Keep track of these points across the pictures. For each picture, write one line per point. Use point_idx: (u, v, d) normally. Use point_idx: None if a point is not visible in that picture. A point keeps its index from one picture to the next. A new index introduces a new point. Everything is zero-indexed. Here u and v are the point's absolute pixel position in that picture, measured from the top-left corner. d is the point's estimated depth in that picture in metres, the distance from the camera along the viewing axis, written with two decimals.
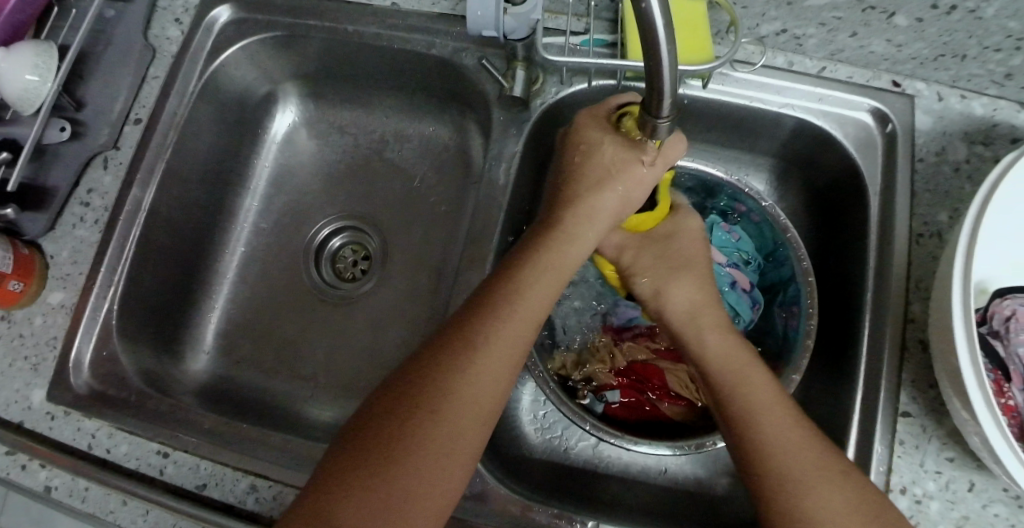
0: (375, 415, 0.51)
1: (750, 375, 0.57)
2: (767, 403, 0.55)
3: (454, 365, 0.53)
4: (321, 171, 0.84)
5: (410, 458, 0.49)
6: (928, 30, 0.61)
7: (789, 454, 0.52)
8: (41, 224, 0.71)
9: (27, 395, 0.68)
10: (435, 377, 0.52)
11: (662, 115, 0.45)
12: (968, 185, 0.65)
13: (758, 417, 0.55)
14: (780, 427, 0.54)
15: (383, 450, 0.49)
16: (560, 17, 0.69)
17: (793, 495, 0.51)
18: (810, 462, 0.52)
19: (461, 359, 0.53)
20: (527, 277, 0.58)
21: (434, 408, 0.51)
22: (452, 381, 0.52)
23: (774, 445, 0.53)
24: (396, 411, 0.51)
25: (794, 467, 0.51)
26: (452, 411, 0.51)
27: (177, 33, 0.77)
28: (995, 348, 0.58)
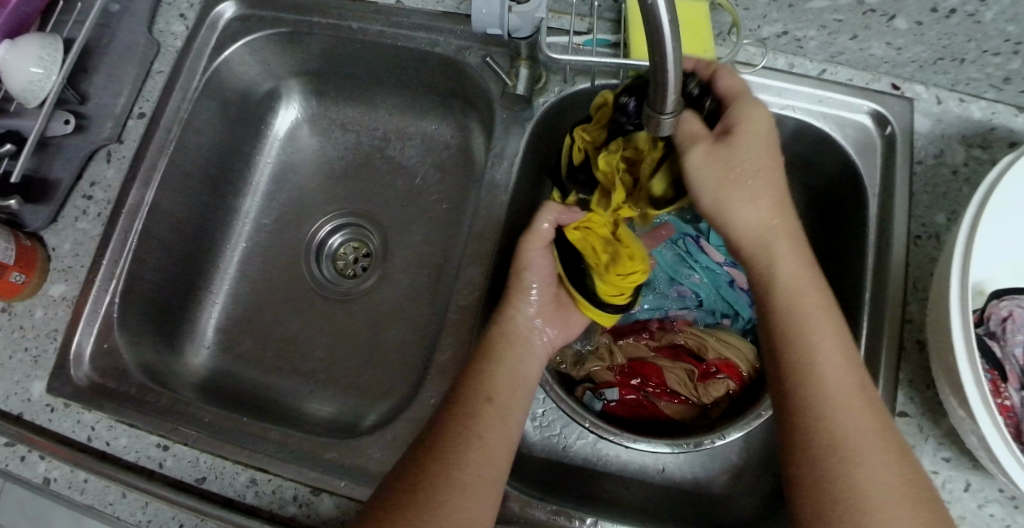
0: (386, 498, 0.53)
1: (846, 370, 0.54)
2: (848, 395, 0.53)
3: (449, 444, 0.56)
4: (323, 168, 0.84)
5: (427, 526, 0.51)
6: (927, 33, 0.62)
7: (859, 450, 0.51)
8: (44, 217, 0.71)
9: (27, 387, 0.68)
10: (430, 461, 0.55)
11: (666, 111, 0.46)
12: (966, 187, 0.66)
13: (838, 408, 0.53)
14: (860, 422, 0.52)
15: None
16: (563, 17, 0.70)
17: (853, 490, 0.50)
18: (875, 467, 0.51)
19: (451, 440, 0.56)
20: (493, 363, 0.61)
21: (433, 487, 0.53)
22: (453, 458, 0.55)
23: (850, 442, 0.52)
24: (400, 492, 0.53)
25: (860, 465, 0.51)
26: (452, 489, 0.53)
27: (182, 28, 0.77)
28: (993, 348, 0.58)
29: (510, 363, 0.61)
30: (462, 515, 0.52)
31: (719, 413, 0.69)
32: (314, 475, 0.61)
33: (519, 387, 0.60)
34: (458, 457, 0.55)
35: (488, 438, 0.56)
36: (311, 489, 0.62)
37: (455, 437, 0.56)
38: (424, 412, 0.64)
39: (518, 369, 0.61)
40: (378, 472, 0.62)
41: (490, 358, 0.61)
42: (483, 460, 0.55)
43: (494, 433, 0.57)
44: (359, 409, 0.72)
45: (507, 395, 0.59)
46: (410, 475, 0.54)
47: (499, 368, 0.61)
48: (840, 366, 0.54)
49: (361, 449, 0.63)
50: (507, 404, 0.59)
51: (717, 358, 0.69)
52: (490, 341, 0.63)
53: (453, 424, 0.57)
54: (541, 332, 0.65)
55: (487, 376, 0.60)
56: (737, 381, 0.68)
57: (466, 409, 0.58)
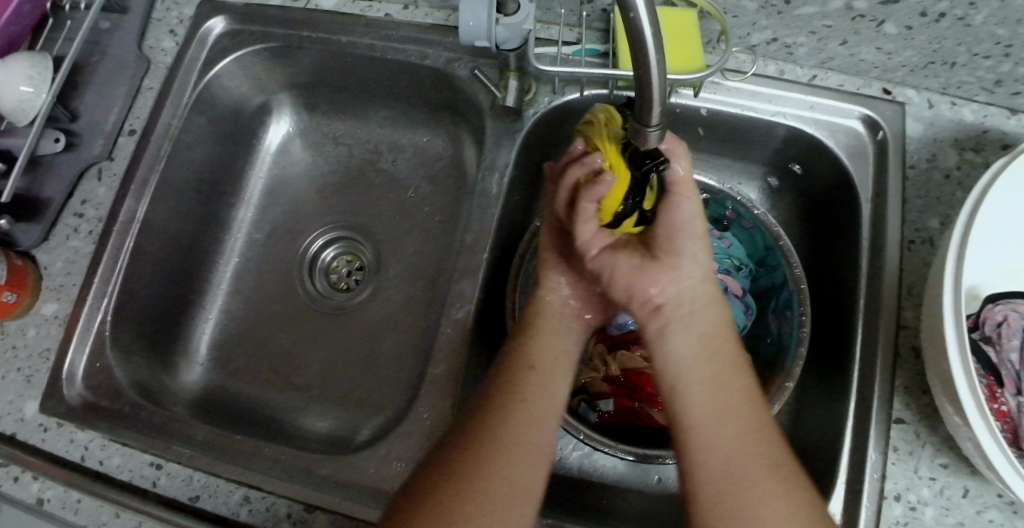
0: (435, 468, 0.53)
1: (727, 369, 0.54)
2: (713, 401, 0.52)
3: (497, 413, 0.56)
4: (316, 181, 0.84)
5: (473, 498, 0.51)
6: (917, 38, 0.62)
7: (720, 448, 0.50)
8: (35, 235, 0.71)
9: (20, 407, 0.67)
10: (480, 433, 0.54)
11: (652, 124, 0.46)
12: (959, 191, 0.65)
13: (705, 414, 0.52)
14: (720, 423, 0.51)
15: (440, 500, 0.51)
16: (552, 27, 0.69)
17: (720, 486, 0.49)
18: (741, 459, 0.50)
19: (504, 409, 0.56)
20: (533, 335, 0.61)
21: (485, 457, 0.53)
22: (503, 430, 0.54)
23: (717, 451, 0.50)
24: (448, 463, 0.53)
25: (736, 466, 0.50)
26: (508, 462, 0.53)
27: (172, 45, 0.77)
28: (989, 353, 0.58)
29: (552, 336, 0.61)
30: (511, 480, 0.53)
31: None
32: (309, 492, 0.61)
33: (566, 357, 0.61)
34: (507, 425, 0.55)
35: (540, 407, 0.57)
36: (305, 506, 0.61)
37: (507, 405, 0.56)
38: (418, 427, 0.63)
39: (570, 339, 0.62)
40: (372, 487, 0.61)
41: (535, 329, 0.61)
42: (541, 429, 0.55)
43: (542, 403, 0.57)
44: (353, 423, 0.72)
45: (550, 361, 0.59)
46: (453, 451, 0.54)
47: (541, 340, 0.61)
48: (721, 366, 0.54)
49: (354, 465, 0.62)
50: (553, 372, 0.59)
51: None
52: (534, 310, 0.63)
53: (502, 394, 0.57)
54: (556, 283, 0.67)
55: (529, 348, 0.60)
56: None
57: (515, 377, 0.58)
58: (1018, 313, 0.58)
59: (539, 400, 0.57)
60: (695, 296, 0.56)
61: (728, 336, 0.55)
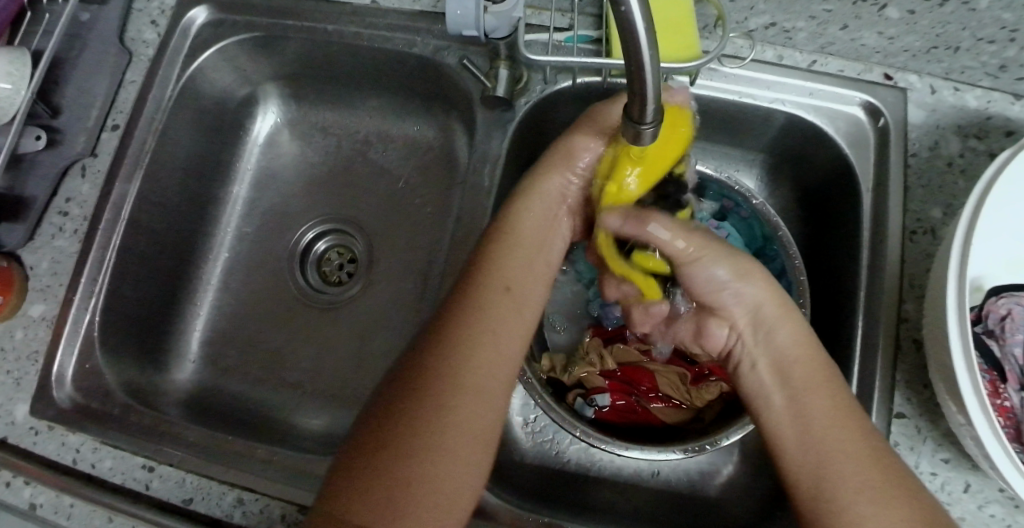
0: (388, 420, 0.49)
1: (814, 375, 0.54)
2: (824, 406, 0.52)
3: (452, 356, 0.52)
4: (305, 174, 0.82)
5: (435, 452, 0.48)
6: (920, 22, 0.60)
7: (844, 447, 0.50)
8: (19, 235, 0.70)
9: (10, 410, 0.67)
10: (434, 378, 0.51)
11: (646, 121, 0.44)
12: (962, 179, 0.64)
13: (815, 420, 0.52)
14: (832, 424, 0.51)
15: (398, 439, 0.48)
16: (543, 13, 0.67)
17: (839, 482, 0.49)
18: (852, 457, 0.50)
19: (462, 350, 0.52)
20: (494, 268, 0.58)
21: (445, 404, 0.50)
22: (459, 375, 0.51)
23: (831, 454, 0.50)
24: (404, 414, 0.49)
25: (832, 454, 0.50)
26: (461, 410, 0.50)
27: (154, 36, 0.75)
28: (991, 347, 0.57)
29: (513, 273, 0.58)
30: (479, 413, 0.51)
31: (712, 416, 0.68)
32: (303, 493, 0.61)
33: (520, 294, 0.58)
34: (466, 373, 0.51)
35: (495, 350, 0.54)
36: (299, 507, 0.61)
37: (457, 348, 0.52)
38: None
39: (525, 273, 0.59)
40: None
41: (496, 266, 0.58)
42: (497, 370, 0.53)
43: (500, 342, 0.54)
44: (348, 421, 0.71)
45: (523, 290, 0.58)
46: (407, 399, 0.50)
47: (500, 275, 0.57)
48: (804, 371, 0.54)
49: None
50: (516, 312, 0.57)
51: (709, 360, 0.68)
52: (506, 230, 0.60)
53: (449, 334, 0.53)
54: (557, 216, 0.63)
55: (492, 286, 0.57)
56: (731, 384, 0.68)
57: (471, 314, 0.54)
58: (1021, 306, 0.57)
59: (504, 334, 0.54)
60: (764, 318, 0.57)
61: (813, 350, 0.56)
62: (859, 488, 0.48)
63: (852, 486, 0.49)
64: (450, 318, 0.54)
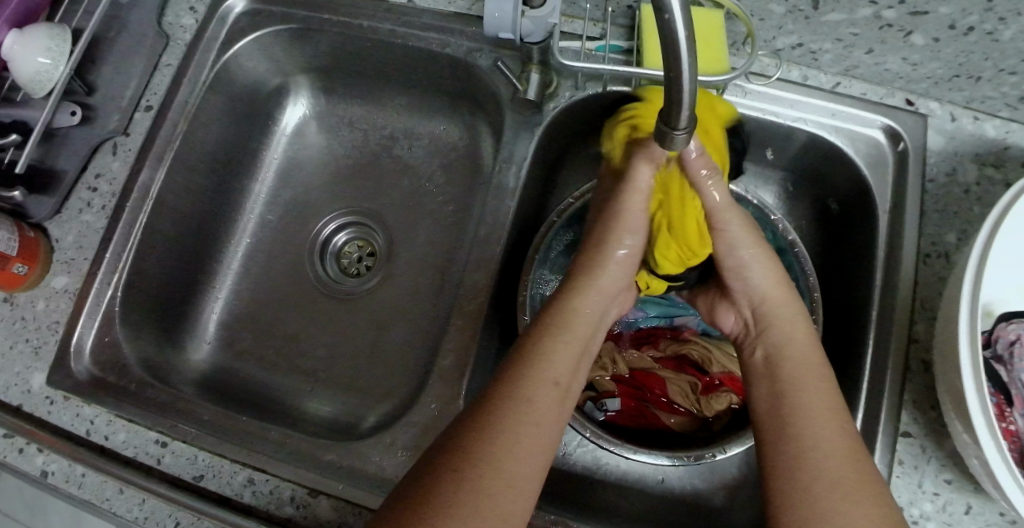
0: (457, 442, 0.51)
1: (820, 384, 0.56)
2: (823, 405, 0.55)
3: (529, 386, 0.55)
4: (330, 165, 0.84)
5: (462, 505, 0.48)
6: (944, 50, 0.61)
7: (822, 447, 0.52)
8: (48, 208, 0.71)
9: (27, 379, 0.67)
10: (502, 419, 0.53)
11: (679, 127, 0.45)
12: (977, 206, 0.65)
13: (808, 416, 0.54)
14: (825, 430, 0.53)
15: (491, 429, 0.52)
16: (576, 21, 0.69)
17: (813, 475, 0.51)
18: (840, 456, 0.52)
19: (500, 410, 0.53)
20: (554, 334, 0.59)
21: (481, 462, 0.50)
22: (499, 434, 0.52)
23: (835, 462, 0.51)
24: (446, 469, 0.50)
25: (832, 457, 0.52)
26: (497, 470, 0.50)
27: (192, 21, 0.76)
28: (999, 372, 0.58)
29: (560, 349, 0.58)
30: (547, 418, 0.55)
31: (721, 427, 0.68)
32: (312, 476, 0.61)
33: (572, 360, 0.58)
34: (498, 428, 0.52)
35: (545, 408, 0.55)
36: (308, 490, 0.61)
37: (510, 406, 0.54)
38: (424, 417, 0.63)
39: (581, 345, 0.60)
40: (375, 476, 0.61)
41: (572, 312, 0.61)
42: (535, 433, 0.53)
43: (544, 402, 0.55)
44: (358, 410, 0.72)
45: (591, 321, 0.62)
46: (463, 444, 0.51)
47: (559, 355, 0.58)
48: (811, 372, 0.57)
49: (359, 452, 0.62)
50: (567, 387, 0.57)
51: (721, 371, 0.69)
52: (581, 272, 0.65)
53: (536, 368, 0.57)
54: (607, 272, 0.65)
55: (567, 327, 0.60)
56: (740, 396, 0.68)
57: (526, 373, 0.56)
58: None
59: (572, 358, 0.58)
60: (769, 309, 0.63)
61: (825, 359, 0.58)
62: (838, 486, 0.50)
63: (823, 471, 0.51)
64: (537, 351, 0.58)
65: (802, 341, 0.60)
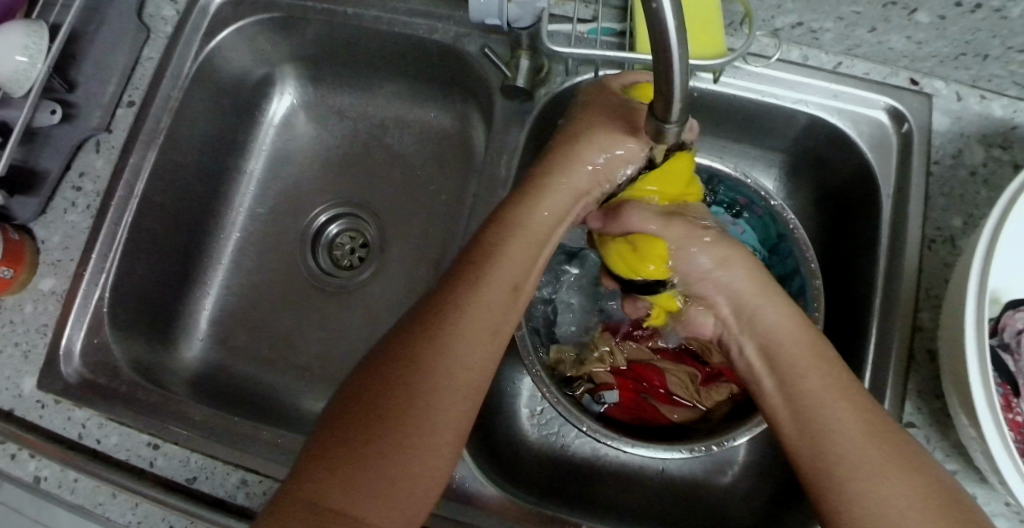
0: (344, 425, 0.47)
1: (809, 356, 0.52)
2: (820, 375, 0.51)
3: (441, 356, 0.49)
4: (319, 156, 0.82)
5: (420, 430, 0.47)
6: (950, 28, 0.59)
7: (830, 423, 0.48)
8: (32, 208, 0.70)
9: (17, 383, 0.67)
10: (397, 393, 0.47)
11: (671, 120, 0.43)
12: (984, 189, 0.63)
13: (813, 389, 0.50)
14: (826, 398, 0.50)
15: (386, 408, 0.47)
16: (567, 4, 0.66)
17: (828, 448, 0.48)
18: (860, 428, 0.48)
19: (446, 317, 0.51)
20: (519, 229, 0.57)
21: (375, 448, 0.46)
22: (447, 344, 0.50)
23: (827, 441, 0.48)
24: (375, 385, 0.48)
25: (846, 444, 0.47)
26: (392, 454, 0.46)
27: (172, 13, 0.74)
28: (1006, 362, 0.56)
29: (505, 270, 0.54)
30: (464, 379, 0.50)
31: (721, 416, 0.66)
32: None
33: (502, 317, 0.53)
34: (409, 405, 0.47)
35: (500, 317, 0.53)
36: None
37: (404, 372, 0.48)
38: None
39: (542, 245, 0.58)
40: None
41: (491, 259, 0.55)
42: (482, 343, 0.51)
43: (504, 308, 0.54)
44: None
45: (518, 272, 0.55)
46: (356, 432, 0.46)
47: (466, 309, 0.52)
48: (794, 352, 0.53)
49: None
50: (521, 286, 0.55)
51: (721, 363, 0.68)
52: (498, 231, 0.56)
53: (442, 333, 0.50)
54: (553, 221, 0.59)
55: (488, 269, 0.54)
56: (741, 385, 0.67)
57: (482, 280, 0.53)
58: None
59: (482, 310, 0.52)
60: (744, 307, 0.57)
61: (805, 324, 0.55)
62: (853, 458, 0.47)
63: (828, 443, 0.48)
64: (443, 305, 0.52)
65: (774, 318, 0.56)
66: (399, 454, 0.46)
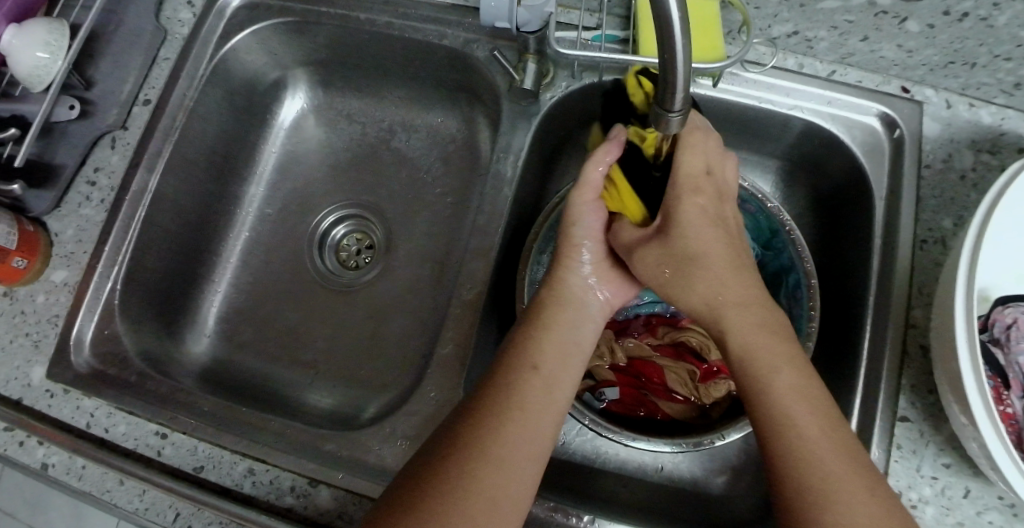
0: (421, 482, 0.49)
1: (781, 357, 0.52)
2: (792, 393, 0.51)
3: (501, 408, 0.53)
4: (328, 158, 0.84)
5: (490, 482, 0.50)
6: (939, 36, 0.61)
7: (808, 439, 0.49)
8: (46, 202, 0.71)
9: (27, 373, 0.68)
10: (470, 445, 0.51)
11: (674, 109, 0.45)
12: (973, 192, 0.65)
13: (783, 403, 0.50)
14: (806, 415, 0.50)
15: (460, 462, 0.50)
16: (572, 11, 0.69)
17: (790, 483, 0.48)
18: (833, 450, 0.49)
19: (503, 392, 0.54)
20: (540, 330, 0.58)
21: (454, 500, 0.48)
22: (482, 440, 0.51)
23: (810, 459, 0.48)
24: (451, 443, 0.51)
25: (827, 464, 0.48)
26: (473, 504, 0.49)
27: (189, 16, 0.77)
28: (996, 356, 0.58)
29: (559, 334, 0.58)
30: (527, 425, 0.53)
31: (719, 413, 0.69)
32: (312, 466, 0.61)
33: (555, 368, 0.57)
34: (482, 459, 0.50)
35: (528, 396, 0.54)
36: (308, 479, 0.61)
37: (476, 433, 0.52)
38: (423, 406, 0.63)
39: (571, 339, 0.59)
40: (374, 465, 0.61)
41: (536, 325, 0.59)
42: (539, 415, 0.54)
43: (536, 399, 0.55)
44: (357, 401, 0.72)
45: (568, 334, 0.59)
46: (427, 485, 0.49)
47: (520, 364, 0.56)
48: (757, 346, 0.53)
49: (358, 441, 0.62)
50: (554, 376, 0.56)
51: (719, 359, 0.69)
52: (540, 304, 0.60)
53: (502, 389, 0.54)
54: (594, 292, 0.62)
55: (531, 339, 0.58)
56: None
57: (506, 385, 0.55)
58: None
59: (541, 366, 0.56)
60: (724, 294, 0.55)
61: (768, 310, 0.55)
62: (836, 483, 0.47)
63: (811, 465, 0.48)
64: (499, 374, 0.55)
65: (749, 312, 0.54)
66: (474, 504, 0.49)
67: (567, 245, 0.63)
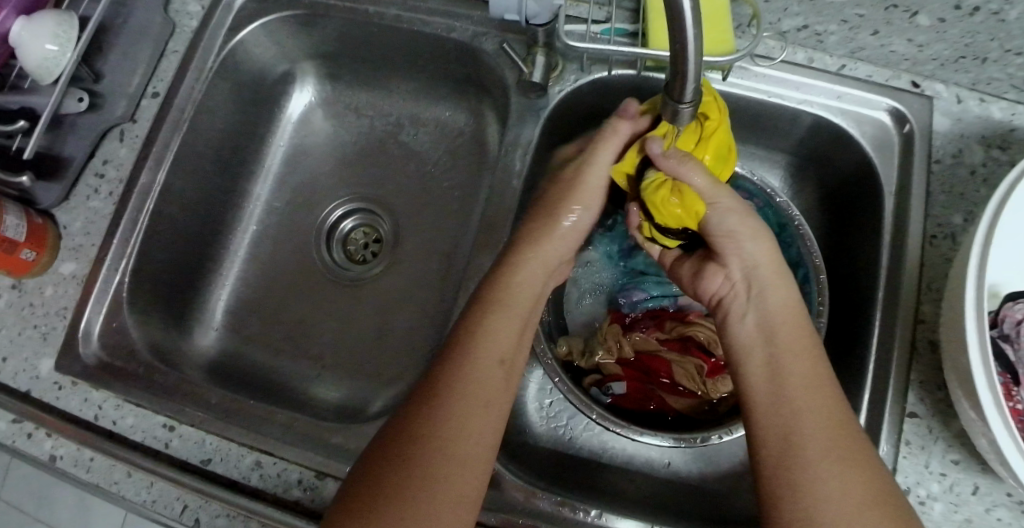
0: (377, 458, 0.50)
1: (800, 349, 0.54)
2: (804, 385, 0.52)
3: (457, 384, 0.53)
4: (335, 152, 0.84)
5: (446, 456, 0.50)
6: (949, 31, 0.61)
7: (811, 421, 0.50)
8: (55, 195, 0.71)
9: (35, 364, 0.68)
10: (423, 420, 0.51)
11: (685, 101, 0.46)
12: (984, 188, 0.65)
13: (799, 397, 0.52)
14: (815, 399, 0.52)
15: (415, 437, 0.50)
16: (582, 5, 0.69)
17: (798, 455, 0.49)
18: (832, 433, 0.50)
19: (457, 369, 0.54)
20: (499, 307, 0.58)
21: (412, 473, 0.49)
22: (435, 415, 0.51)
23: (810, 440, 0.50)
24: (405, 420, 0.52)
25: (823, 447, 0.49)
26: (428, 477, 0.49)
27: (198, 8, 0.77)
28: (1006, 352, 0.57)
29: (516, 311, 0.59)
30: (483, 400, 0.53)
31: (726, 408, 0.68)
32: (320, 459, 0.61)
33: (512, 345, 0.57)
34: (437, 434, 0.51)
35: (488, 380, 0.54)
36: (316, 473, 0.61)
37: (432, 408, 0.52)
38: None
39: (523, 319, 0.59)
40: None
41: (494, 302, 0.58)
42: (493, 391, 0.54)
43: (490, 374, 0.54)
44: (364, 395, 0.72)
45: (525, 310, 0.59)
46: (384, 461, 0.50)
47: (482, 341, 0.56)
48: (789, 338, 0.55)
49: (366, 434, 0.62)
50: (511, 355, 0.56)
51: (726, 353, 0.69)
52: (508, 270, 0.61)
53: (457, 366, 0.54)
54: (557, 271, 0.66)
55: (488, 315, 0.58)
56: None
57: (457, 362, 0.54)
58: None
59: (497, 343, 0.56)
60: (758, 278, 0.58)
61: (802, 318, 0.57)
62: (826, 460, 0.49)
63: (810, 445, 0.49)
64: (455, 349, 0.56)
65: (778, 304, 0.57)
66: (429, 477, 0.49)
67: (540, 230, 0.64)
